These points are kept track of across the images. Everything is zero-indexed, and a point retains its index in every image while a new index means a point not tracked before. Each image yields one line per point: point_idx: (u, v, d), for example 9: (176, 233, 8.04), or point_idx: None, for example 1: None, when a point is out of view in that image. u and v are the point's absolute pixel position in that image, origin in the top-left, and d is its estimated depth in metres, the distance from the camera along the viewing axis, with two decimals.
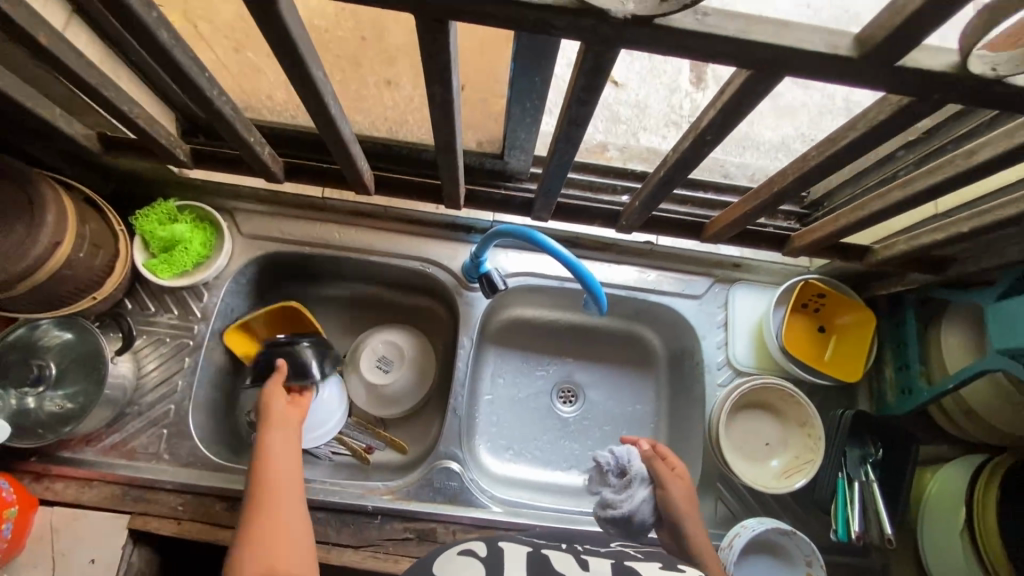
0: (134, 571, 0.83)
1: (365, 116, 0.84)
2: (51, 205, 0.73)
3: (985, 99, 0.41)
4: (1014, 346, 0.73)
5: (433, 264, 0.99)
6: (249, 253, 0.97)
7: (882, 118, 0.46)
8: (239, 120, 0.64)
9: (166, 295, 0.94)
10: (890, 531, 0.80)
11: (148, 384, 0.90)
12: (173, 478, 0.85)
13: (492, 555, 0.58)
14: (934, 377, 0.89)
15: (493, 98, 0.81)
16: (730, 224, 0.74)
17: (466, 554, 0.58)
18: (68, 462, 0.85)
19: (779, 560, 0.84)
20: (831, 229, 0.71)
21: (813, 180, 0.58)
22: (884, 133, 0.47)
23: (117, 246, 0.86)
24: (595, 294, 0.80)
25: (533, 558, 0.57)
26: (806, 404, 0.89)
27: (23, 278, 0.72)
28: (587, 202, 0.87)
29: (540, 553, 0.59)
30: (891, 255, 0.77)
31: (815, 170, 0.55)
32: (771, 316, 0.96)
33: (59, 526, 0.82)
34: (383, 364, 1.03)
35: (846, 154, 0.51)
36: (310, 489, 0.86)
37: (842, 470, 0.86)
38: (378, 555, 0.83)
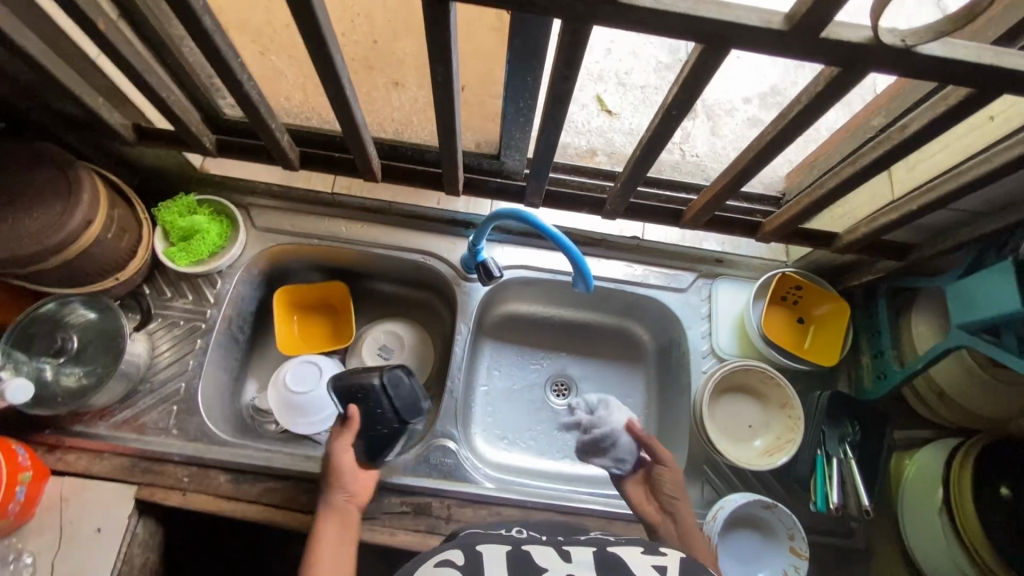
0: (138, 541, 0.86)
1: (374, 116, 0.92)
2: (87, 187, 0.79)
3: (902, 68, 0.49)
4: (971, 321, 0.78)
5: (434, 257, 1.05)
6: (261, 244, 1.03)
7: (818, 90, 0.54)
8: (263, 106, 0.72)
9: (181, 282, 1.00)
10: (867, 503, 0.85)
11: (160, 363, 0.95)
12: (181, 451, 0.89)
13: (470, 562, 0.56)
14: (906, 361, 0.93)
15: (491, 98, 0.89)
16: (705, 208, 0.81)
17: (443, 565, 0.55)
18: (81, 435, 0.89)
19: (762, 535, 0.87)
20: (797, 211, 0.78)
21: (770, 156, 0.65)
22: (823, 105, 0.55)
23: (141, 234, 0.93)
24: (583, 272, 0.87)
25: (513, 561, 0.56)
26: (785, 385, 0.94)
27: (56, 253, 0.78)
28: (578, 190, 0.94)
29: (520, 553, 0.58)
30: (854, 239, 0.84)
31: (771, 145, 0.63)
32: (752, 306, 1.02)
33: (67, 496, 0.86)
34: (384, 353, 1.10)
35: (795, 127, 0.58)
36: (311, 463, 0.90)
37: (821, 447, 0.91)
38: (375, 528, 0.86)
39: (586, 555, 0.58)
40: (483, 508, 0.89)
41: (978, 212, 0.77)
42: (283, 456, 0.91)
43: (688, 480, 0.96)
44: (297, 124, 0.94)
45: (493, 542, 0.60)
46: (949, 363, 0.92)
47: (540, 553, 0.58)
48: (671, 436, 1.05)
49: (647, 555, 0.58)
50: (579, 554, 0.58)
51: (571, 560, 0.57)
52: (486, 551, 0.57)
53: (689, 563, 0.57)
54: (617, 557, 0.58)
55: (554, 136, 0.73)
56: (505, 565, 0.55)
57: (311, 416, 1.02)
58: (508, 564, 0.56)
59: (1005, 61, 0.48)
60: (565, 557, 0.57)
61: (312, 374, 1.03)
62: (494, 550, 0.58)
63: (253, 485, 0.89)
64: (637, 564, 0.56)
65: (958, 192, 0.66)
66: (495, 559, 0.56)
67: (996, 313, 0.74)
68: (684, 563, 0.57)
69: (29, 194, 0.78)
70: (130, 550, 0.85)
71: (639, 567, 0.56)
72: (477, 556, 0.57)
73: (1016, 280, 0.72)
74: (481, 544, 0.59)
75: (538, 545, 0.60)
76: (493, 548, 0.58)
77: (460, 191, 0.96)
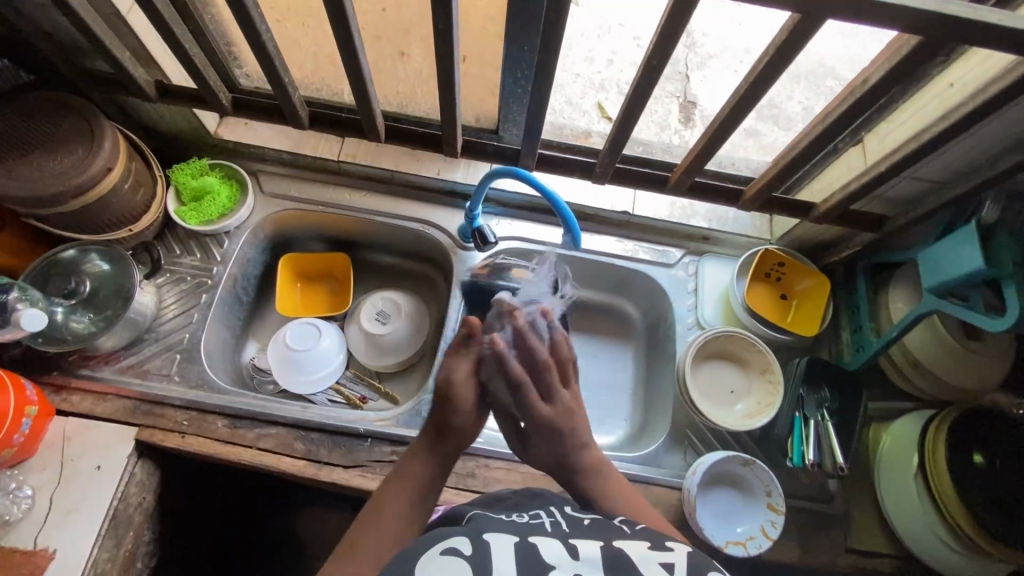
0: (135, 482, 0.88)
1: (380, 86, 0.99)
2: (109, 136, 0.85)
3: (853, 11, 0.55)
4: (938, 284, 0.82)
5: (433, 226, 1.10)
6: (268, 208, 1.08)
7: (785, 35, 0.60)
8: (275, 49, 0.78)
9: (190, 241, 1.04)
10: (841, 461, 0.88)
11: (166, 315, 0.99)
12: (181, 396, 0.93)
13: (478, 553, 0.52)
14: (883, 330, 0.96)
15: (490, 71, 0.96)
16: (687, 169, 0.88)
17: (450, 554, 0.52)
18: (87, 377, 0.92)
19: (741, 493, 0.90)
20: (772, 173, 0.86)
21: (746, 107, 0.71)
22: (790, 52, 0.61)
23: (155, 191, 0.98)
24: (572, 229, 0.94)
25: (521, 555, 0.53)
26: (766, 351, 0.99)
27: (76, 195, 0.84)
28: (567, 154, 0.98)
29: (527, 545, 0.54)
30: (829, 206, 0.89)
31: (746, 95, 0.69)
32: (736, 280, 1.05)
33: (70, 434, 0.88)
34: (381, 317, 1.12)
35: (767, 76, 0.65)
36: (307, 412, 0.93)
37: (799, 409, 0.94)
38: (366, 474, 0.89)
39: (595, 551, 0.55)
40: (471, 459, 0.92)
41: (941, 181, 0.82)
42: (279, 404, 0.94)
43: (672, 444, 0.99)
44: (306, 94, 1.00)
45: (501, 530, 0.57)
46: (928, 335, 0.95)
47: (546, 544, 0.55)
48: (657, 406, 1.07)
49: (654, 551, 0.56)
50: (587, 549, 0.55)
51: (579, 557, 0.54)
52: (493, 541, 0.54)
53: (697, 562, 0.54)
54: (624, 554, 0.55)
55: (546, 86, 0.79)
56: (513, 559, 0.52)
57: (311, 374, 1.06)
58: (517, 558, 0.52)
59: (946, 7, 0.54)
60: (572, 553, 0.54)
61: (311, 335, 1.07)
62: (502, 538, 0.55)
63: (249, 431, 0.92)
64: (646, 564, 0.54)
65: (919, 150, 0.72)
66: (503, 553, 0.53)
67: (962, 274, 0.78)
68: (691, 561, 0.54)
69: (56, 140, 0.84)
70: (127, 489, 0.87)
71: (646, 566, 0.53)
72: (484, 544, 0.53)
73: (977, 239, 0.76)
74: (490, 533, 0.56)
75: (545, 536, 0.57)
76: (500, 540, 0.54)
77: (459, 153, 1.01)
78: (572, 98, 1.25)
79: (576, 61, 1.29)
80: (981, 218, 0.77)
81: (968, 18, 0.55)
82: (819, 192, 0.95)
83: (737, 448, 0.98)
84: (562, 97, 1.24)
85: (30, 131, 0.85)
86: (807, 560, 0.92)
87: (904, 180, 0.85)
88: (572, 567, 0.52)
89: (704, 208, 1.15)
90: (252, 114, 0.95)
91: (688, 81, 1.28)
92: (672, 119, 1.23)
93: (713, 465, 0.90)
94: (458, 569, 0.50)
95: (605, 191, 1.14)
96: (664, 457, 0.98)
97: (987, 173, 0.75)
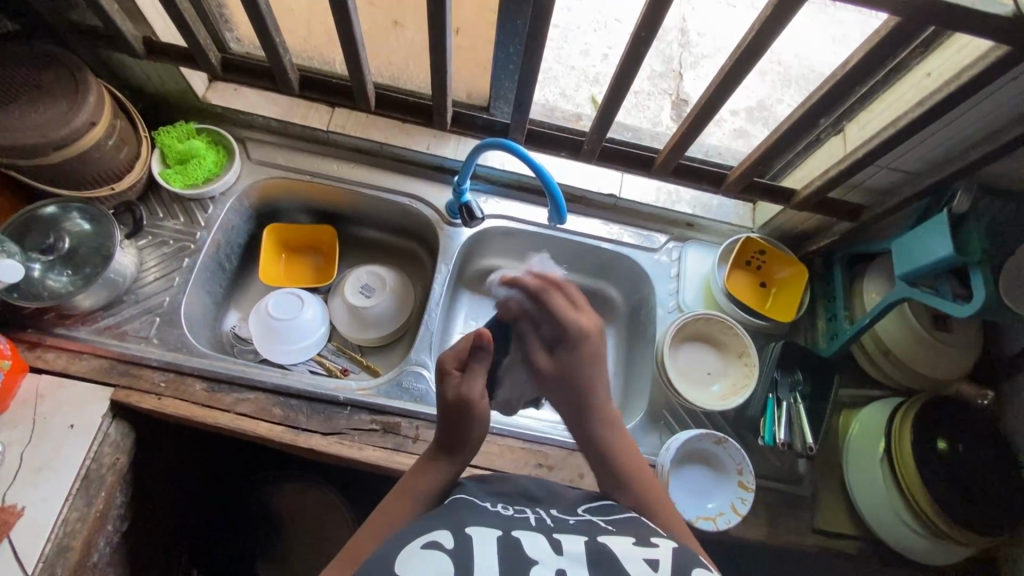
0: (109, 443, 0.87)
1: (373, 56, 1.00)
2: (94, 90, 0.85)
3: None
4: (910, 272, 0.84)
5: (420, 201, 1.10)
6: (255, 176, 1.07)
7: (769, 11, 0.64)
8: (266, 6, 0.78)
9: (174, 205, 1.03)
10: (811, 441, 0.91)
11: (147, 278, 0.98)
12: (159, 357, 0.92)
13: (461, 548, 0.52)
14: (856, 317, 0.99)
15: (483, 45, 0.97)
16: (673, 149, 0.91)
17: (431, 548, 0.51)
18: (63, 336, 0.91)
19: (712, 470, 0.93)
20: (754, 157, 0.89)
21: (734, 83, 0.76)
22: (775, 25, 0.65)
23: (139, 151, 0.98)
24: (558, 204, 0.94)
25: (503, 550, 0.52)
26: (742, 334, 1.01)
27: (58, 147, 0.83)
28: (556, 132, 1.00)
29: (510, 539, 0.54)
30: (809, 193, 0.91)
31: (733, 71, 0.73)
32: (717, 266, 1.06)
33: (43, 392, 0.87)
34: (365, 291, 1.12)
35: (755, 47, 0.68)
36: (286, 378, 0.93)
37: (772, 391, 0.98)
38: (344, 442, 0.89)
39: (579, 547, 0.54)
40: None
41: (914, 171, 0.85)
42: (258, 369, 0.94)
43: (649, 425, 1.00)
44: (298, 61, 1.00)
45: (484, 522, 0.56)
46: (899, 324, 0.97)
47: (531, 540, 0.54)
48: (635, 387, 1.09)
49: (638, 547, 0.56)
50: (571, 544, 0.54)
51: (562, 552, 0.53)
52: (475, 534, 0.53)
53: (682, 559, 0.54)
54: (610, 551, 0.54)
55: (536, 61, 0.80)
56: (495, 555, 0.51)
57: (293, 343, 1.05)
58: (499, 554, 0.51)
59: None
60: (556, 547, 0.54)
61: (294, 304, 1.06)
62: (484, 532, 0.54)
63: (227, 395, 0.91)
64: (631, 560, 0.53)
65: (894, 135, 0.75)
66: (484, 546, 0.52)
67: (932, 259, 0.81)
68: (676, 558, 0.54)
69: (39, 91, 0.84)
70: (101, 449, 0.86)
71: (632, 563, 0.53)
72: (466, 538, 0.53)
73: (949, 229, 0.79)
74: (472, 525, 0.55)
75: (528, 529, 0.56)
76: (483, 533, 0.54)
77: (448, 127, 1.00)
78: (566, 90, 1.27)
79: (570, 54, 1.29)
80: (952, 206, 0.80)
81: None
82: (800, 180, 0.97)
83: (712, 428, 1.00)
84: (556, 89, 1.26)
85: (15, 81, 0.85)
86: (775, 539, 0.95)
87: (881, 170, 0.88)
88: (555, 563, 0.52)
89: (690, 194, 1.14)
90: (241, 77, 0.95)
91: (681, 80, 1.29)
92: (665, 116, 1.26)
93: (685, 444, 0.92)
94: (440, 564, 0.50)
95: (593, 173, 1.14)
96: (641, 438, 0.99)
97: (959, 163, 0.78)
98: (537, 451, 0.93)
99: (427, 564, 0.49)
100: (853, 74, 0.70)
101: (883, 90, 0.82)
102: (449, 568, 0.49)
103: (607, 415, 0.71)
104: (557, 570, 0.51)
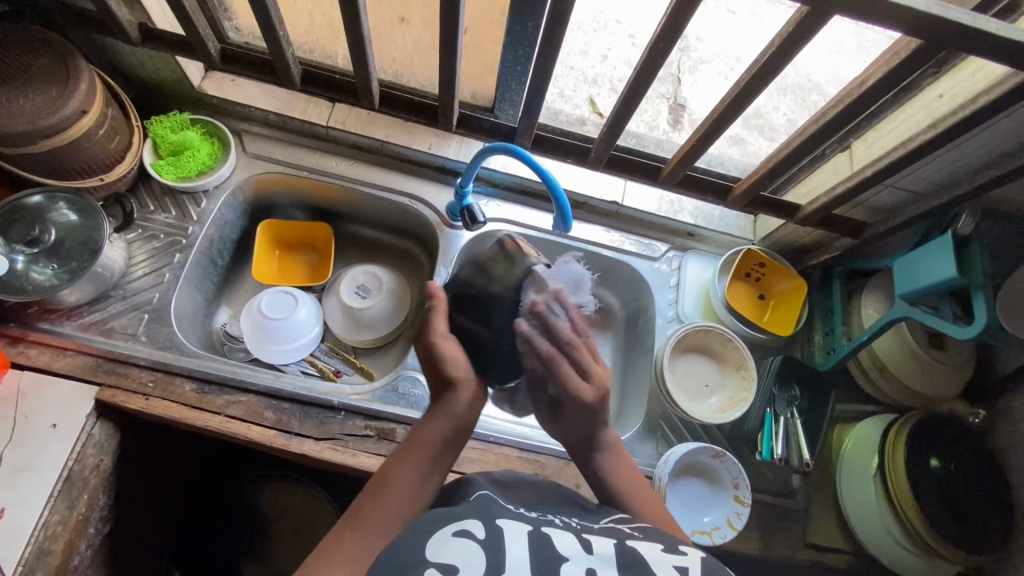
0: (92, 444, 0.84)
1: (378, 52, 0.98)
2: (85, 77, 0.81)
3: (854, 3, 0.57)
4: (912, 292, 0.85)
5: (420, 202, 1.07)
6: (250, 170, 1.04)
7: (789, 30, 0.63)
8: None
9: (166, 198, 1.00)
10: (806, 457, 0.93)
11: (136, 273, 0.95)
12: (147, 356, 0.89)
13: (491, 537, 0.53)
14: (853, 334, 0.99)
15: (491, 45, 0.95)
16: (681, 161, 0.91)
17: (463, 535, 0.53)
18: (47, 332, 0.88)
19: (710, 483, 0.93)
20: (761, 173, 0.88)
21: (746, 100, 0.75)
22: (794, 44, 0.65)
23: (131, 140, 0.95)
24: (563, 211, 0.93)
25: (535, 543, 0.54)
26: (742, 348, 1.00)
27: (45, 136, 0.80)
28: (563, 138, 0.99)
29: (540, 535, 0.56)
30: (814, 210, 0.91)
31: (747, 86, 0.72)
32: (717, 278, 1.06)
33: (25, 389, 0.84)
34: (361, 291, 1.09)
35: (774, 62, 0.68)
36: (279, 381, 0.91)
37: (770, 406, 0.98)
38: (338, 448, 0.87)
39: (608, 549, 0.56)
40: None
41: (921, 191, 0.85)
42: (249, 370, 0.91)
43: (646, 436, 1.00)
44: (299, 54, 0.97)
45: (514, 517, 0.58)
46: (894, 342, 0.98)
47: (561, 538, 0.56)
48: (631, 395, 1.08)
49: (667, 554, 0.57)
50: (600, 545, 0.56)
51: (593, 552, 0.55)
52: (505, 526, 0.56)
53: (710, 564, 0.56)
54: (639, 555, 0.56)
55: (549, 66, 0.79)
56: (526, 546, 0.53)
57: (286, 344, 1.03)
58: (529, 547, 0.53)
59: (937, 11, 0.57)
60: (586, 547, 0.56)
61: (288, 304, 1.03)
62: (515, 526, 0.56)
63: (217, 397, 0.88)
64: (659, 565, 0.55)
65: (903, 157, 0.75)
66: (515, 536, 0.54)
67: (933, 281, 0.81)
68: (705, 565, 0.56)
69: (29, 77, 0.80)
70: (84, 450, 0.83)
71: (659, 567, 0.55)
72: (497, 530, 0.55)
73: (952, 250, 0.80)
74: (502, 519, 0.57)
75: (558, 527, 0.58)
76: (514, 525, 0.56)
77: (453, 128, 0.98)
78: (565, 90, 1.23)
79: (570, 54, 1.27)
80: (957, 229, 0.81)
81: (961, 24, 0.57)
82: (804, 194, 0.97)
83: (707, 440, 1.01)
84: (556, 89, 1.22)
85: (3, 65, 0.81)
86: (770, 553, 0.95)
87: (887, 189, 0.88)
88: (586, 561, 0.54)
89: (691, 203, 1.14)
90: (241, 69, 0.92)
91: (680, 84, 1.27)
92: (662, 120, 1.23)
93: (684, 456, 0.92)
94: (472, 549, 0.51)
95: (595, 179, 1.12)
96: (637, 447, 0.99)
97: (966, 187, 0.79)
98: (534, 461, 0.92)
99: (459, 550, 0.51)
100: (867, 95, 0.69)
101: (893, 109, 0.82)
102: (482, 557, 0.51)
103: (612, 450, 0.73)
104: (587, 568, 0.53)
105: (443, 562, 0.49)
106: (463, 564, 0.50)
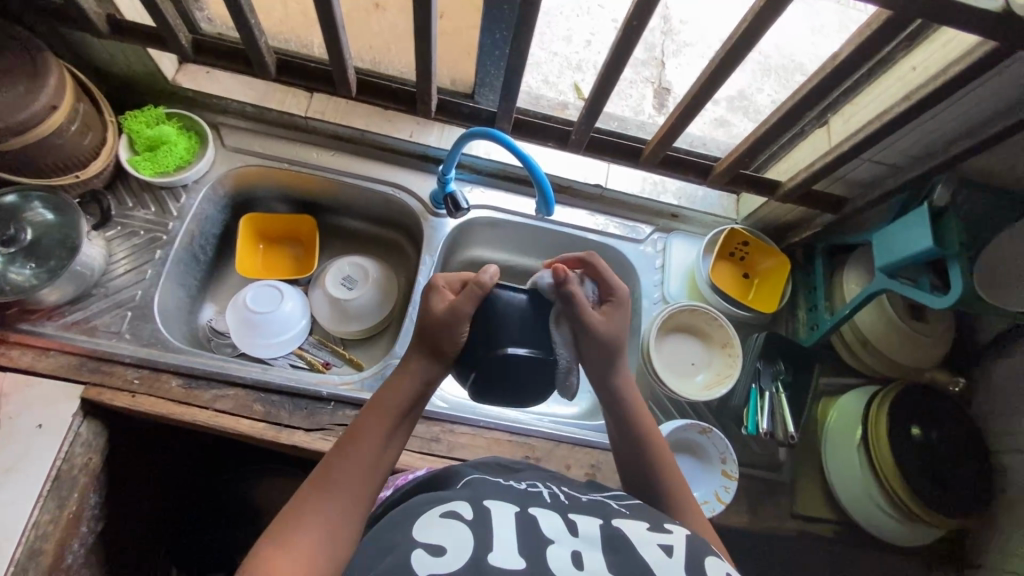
0: (80, 442, 0.84)
1: (355, 40, 0.97)
2: (54, 72, 0.80)
3: None
4: (890, 265, 0.87)
5: (403, 190, 1.07)
6: (230, 163, 1.03)
7: (760, 5, 0.64)
8: None
9: (144, 193, 0.99)
10: (792, 429, 0.94)
11: (117, 270, 0.94)
12: (132, 353, 0.88)
13: (478, 519, 0.56)
14: (836, 308, 1.01)
15: (468, 31, 0.94)
16: (660, 142, 0.91)
17: (450, 517, 0.55)
18: (28, 332, 0.87)
19: (697, 459, 0.95)
20: (738, 153, 0.89)
21: (722, 77, 0.75)
22: (764, 20, 0.65)
23: (105, 136, 0.93)
24: (545, 195, 0.91)
25: (522, 526, 0.56)
26: (728, 327, 1.01)
27: (16, 133, 0.79)
28: (542, 121, 0.98)
29: (527, 517, 0.57)
30: (793, 185, 0.92)
31: (723, 63, 0.73)
32: (701, 258, 1.06)
33: (7, 390, 0.83)
34: (348, 283, 1.09)
35: (749, 36, 0.68)
36: (267, 373, 0.91)
37: (755, 381, 1.00)
38: (327, 438, 0.87)
39: (594, 530, 0.57)
40: (436, 425, 0.92)
41: (897, 164, 0.86)
42: (238, 363, 0.91)
43: None
44: (274, 43, 0.96)
45: (502, 499, 0.60)
46: (876, 314, 0.99)
47: (547, 519, 0.58)
48: None
49: (652, 533, 0.58)
50: (586, 527, 0.57)
51: (578, 534, 0.56)
52: (493, 509, 0.57)
53: (695, 545, 0.57)
54: (623, 534, 0.57)
55: (525, 50, 0.79)
56: (513, 528, 0.55)
57: (272, 337, 1.03)
58: (515, 527, 0.55)
59: None
60: (572, 529, 0.57)
61: (273, 298, 1.03)
62: (501, 508, 0.58)
63: (205, 392, 0.88)
64: (645, 544, 0.56)
65: (879, 130, 0.76)
66: (502, 520, 0.56)
67: (911, 253, 0.82)
68: (689, 547, 0.56)
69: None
70: (73, 448, 0.83)
71: (645, 546, 0.56)
72: (485, 511, 0.57)
73: (930, 224, 0.81)
74: (490, 501, 0.59)
75: (544, 508, 0.60)
76: (500, 506, 0.58)
77: (432, 113, 0.97)
78: (548, 77, 1.22)
79: (553, 40, 1.26)
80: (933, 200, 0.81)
81: None
82: (785, 170, 0.98)
83: (696, 418, 1.03)
84: (539, 76, 1.21)
85: None
86: (757, 524, 0.97)
87: (864, 163, 0.89)
88: (572, 543, 0.55)
89: (675, 185, 1.14)
90: (215, 59, 0.91)
91: (664, 68, 1.27)
92: (647, 104, 1.22)
93: (670, 434, 0.93)
94: (459, 530, 0.54)
95: (578, 162, 1.12)
96: None
97: (941, 157, 0.80)
98: (523, 444, 0.93)
99: (447, 529, 0.54)
100: (841, 68, 0.70)
101: (869, 84, 0.82)
102: (469, 536, 0.53)
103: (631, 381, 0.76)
104: (573, 550, 0.54)
105: (431, 544, 0.52)
106: (449, 543, 0.52)
